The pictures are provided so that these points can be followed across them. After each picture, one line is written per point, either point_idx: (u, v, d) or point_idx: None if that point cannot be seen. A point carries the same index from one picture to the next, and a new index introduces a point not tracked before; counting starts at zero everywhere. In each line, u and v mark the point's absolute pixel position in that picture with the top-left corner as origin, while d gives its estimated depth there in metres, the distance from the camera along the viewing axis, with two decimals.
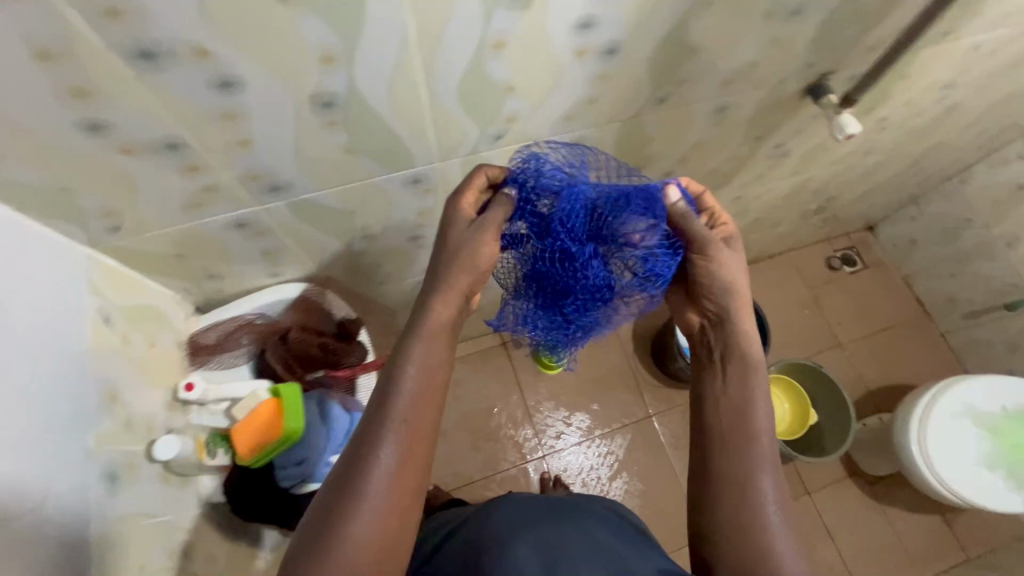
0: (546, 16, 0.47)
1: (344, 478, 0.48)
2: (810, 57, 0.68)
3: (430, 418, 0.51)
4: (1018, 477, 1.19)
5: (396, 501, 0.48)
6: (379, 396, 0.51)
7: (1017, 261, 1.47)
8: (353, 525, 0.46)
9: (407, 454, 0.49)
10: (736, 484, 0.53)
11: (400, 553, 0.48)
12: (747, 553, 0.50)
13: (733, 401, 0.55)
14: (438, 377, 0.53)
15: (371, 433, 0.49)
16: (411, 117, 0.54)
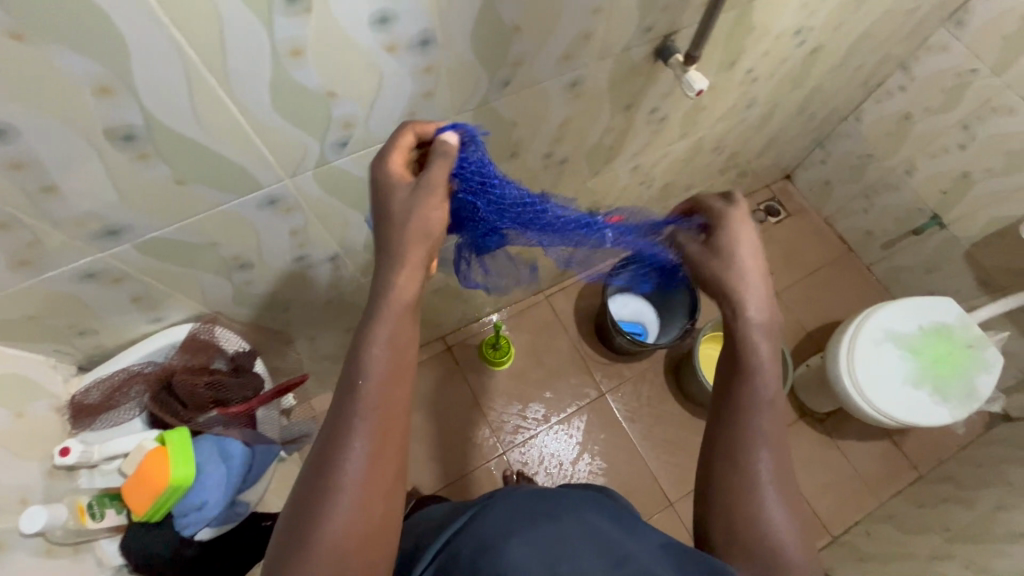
0: (334, 17, 0.47)
1: (320, 472, 0.47)
2: (641, 22, 0.70)
3: (400, 407, 0.50)
4: (940, 389, 1.26)
5: (375, 494, 0.47)
6: (347, 390, 0.49)
7: (917, 186, 1.54)
8: (331, 517, 0.46)
9: (380, 445, 0.48)
10: (735, 452, 0.55)
11: (384, 538, 0.48)
12: (738, 518, 0.53)
13: (731, 371, 0.57)
14: (405, 363, 0.51)
15: (341, 423, 0.48)
16: (232, 136, 0.53)
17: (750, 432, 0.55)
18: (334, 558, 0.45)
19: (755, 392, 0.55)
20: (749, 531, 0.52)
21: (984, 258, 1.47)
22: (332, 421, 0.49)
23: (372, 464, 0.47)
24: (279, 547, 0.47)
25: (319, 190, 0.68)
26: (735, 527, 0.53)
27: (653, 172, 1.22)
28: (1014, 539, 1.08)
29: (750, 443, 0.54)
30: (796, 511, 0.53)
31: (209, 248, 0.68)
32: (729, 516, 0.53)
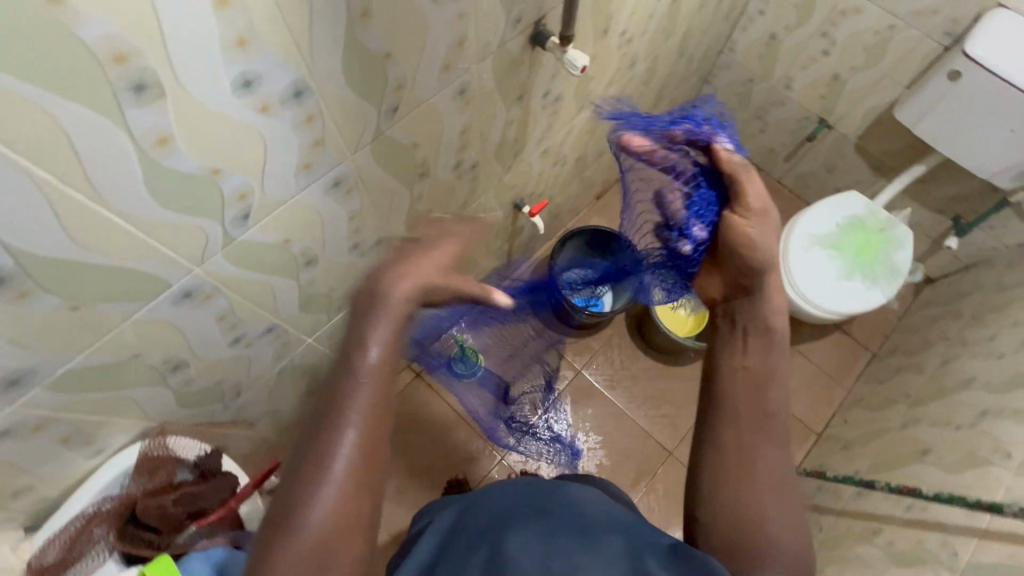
0: (192, 94, 0.44)
1: (309, 463, 0.51)
2: (508, 15, 0.70)
3: (387, 407, 0.54)
4: (869, 274, 1.36)
5: (358, 486, 0.51)
6: (339, 388, 0.53)
7: (798, 97, 1.65)
8: (316, 503, 0.49)
9: (366, 441, 0.52)
10: (739, 445, 0.58)
11: (365, 522, 0.52)
12: (735, 507, 0.56)
13: (750, 369, 0.60)
14: (391, 365, 0.54)
15: (328, 418, 0.52)
16: (121, 244, 0.49)
17: (755, 433, 0.58)
18: (317, 543, 0.49)
19: (770, 399, 0.59)
20: (750, 524, 0.55)
21: (872, 146, 1.59)
22: (324, 415, 0.52)
23: (357, 458, 0.51)
24: (265, 531, 0.50)
25: (234, 268, 0.64)
26: (732, 504, 0.56)
27: (563, 150, 1.24)
28: (965, 387, 1.19)
29: (761, 443, 0.58)
30: (798, 525, 0.56)
31: (133, 361, 0.63)
32: (719, 501, 0.57)
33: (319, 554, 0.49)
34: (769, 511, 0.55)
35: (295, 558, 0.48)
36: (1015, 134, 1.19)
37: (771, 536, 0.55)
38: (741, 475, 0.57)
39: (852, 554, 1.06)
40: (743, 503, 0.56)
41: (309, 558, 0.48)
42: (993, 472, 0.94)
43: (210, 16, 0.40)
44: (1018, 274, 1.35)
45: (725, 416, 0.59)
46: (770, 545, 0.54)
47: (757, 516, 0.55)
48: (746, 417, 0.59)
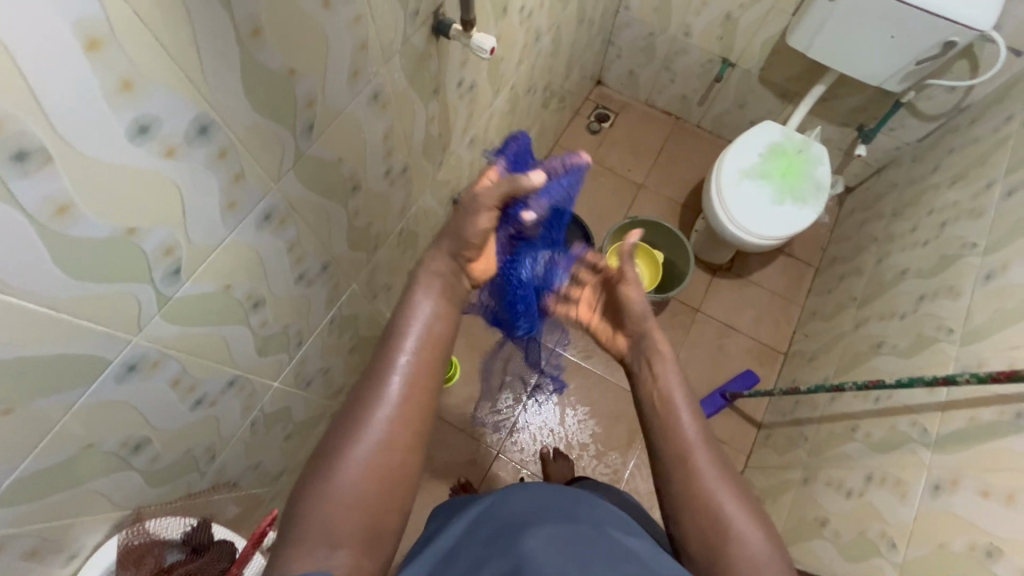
0: (83, 152, 0.40)
1: (351, 421, 0.55)
2: (404, 10, 0.67)
3: (432, 371, 0.59)
4: (797, 195, 1.44)
5: (398, 444, 0.54)
6: (384, 355, 0.58)
7: (698, 42, 1.71)
8: (354, 454, 0.53)
9: (407, 403, 0.56)
10: (673, 435, 0.64)
11: (397, 485, 0.54)
12: (686, 480, 0.61)
13: (652, 368, 0.68)
14: (435, 333, 0.61)
15: (371, 380, 0.57)
16: (41, 330, 0.45)
17: (679, 432, 0.64)
18: (349, 493, 0.51)
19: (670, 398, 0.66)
20: (709, 523, 0.59)
21: (774, 76, 1.67)
22: (367, 379, 0.57)
23: (398, 418, 0.55)
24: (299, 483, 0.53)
25: (177, 327, 0.60)
26: (687, 491, 0.61)
27: (489, 136, 1.23)
28: (901, 278, 1.29)
29: (688, 441, 0.63)
30: (754, 511, 0.60)
31: (87, 453, 0.58)
32: (686, 500, 0.60)
33: (354, 503, 0.51)
34: (718, 490, 0.60)
35: (328, 507, 0.50)
36: (895, 39, 1.28)
37: (730, 527, 0.58)
38: (685, 475, 0.61)
39: (838, 455, 1.13)
40: (690, 487, 0.61)
41: (344, 505, 0.51)
42: (942, 348, 1.02)
43: (84, 62, 0.37)
44: (923, 167, 1.46)
45: (655, 431, 0.65)
46: (734, 536, 0.57)
47: (711, 495, 0.60)
48: (662, 422, 0.65)
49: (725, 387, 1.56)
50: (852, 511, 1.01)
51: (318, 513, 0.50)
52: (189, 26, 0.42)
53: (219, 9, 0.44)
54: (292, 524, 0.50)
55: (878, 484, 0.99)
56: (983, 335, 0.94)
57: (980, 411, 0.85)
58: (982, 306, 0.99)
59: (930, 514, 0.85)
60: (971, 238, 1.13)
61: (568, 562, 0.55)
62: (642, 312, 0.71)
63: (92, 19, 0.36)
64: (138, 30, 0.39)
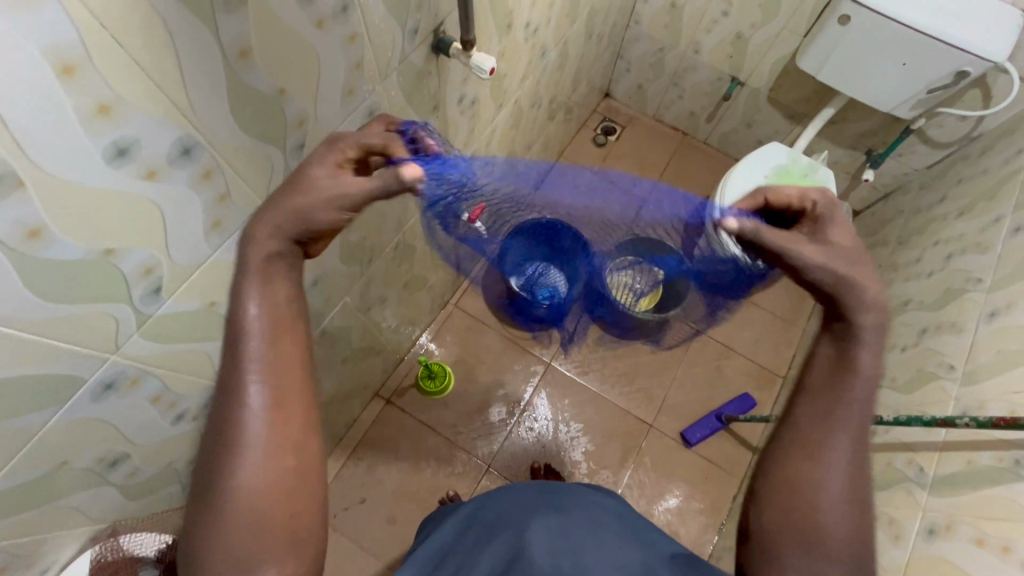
0: (55, 174, 0.39)
1: (221, 435, 0.48)
2: (404, 27, 0.66)
3: (292, 361, 0.50)
4: None
5: (280, 449, 0.48)
6: (230, 375, 0.48)
7: (708, 59, 1.69)
8: (238, 474, 0.46)
9: (274, 390, 0.49)
10: (817, 430, 0.51)
11: (291, 481, 0.48)
12: (802, 481, 0.50)
13: (831, 355, 0.53)
14: (289, 321, 0.51)
15: (226, 390, 0.48)
16: (15, 352, 0.44)
17: (833, 431, 0.50)
18: (248, 514, 0.46)
19: (845, 385, 0.51)
20: (802, 511, 0.49)
21: (783, 96, 1.65)
22: (222, 391, 0.48)
23: (273, 421, 0.48)
24: (191, 516, 0.47)
25: (157, 344, 0.59)
26: (794, 493, 0.50)
27: (490, 150, 1.21)
28: (903, 309, 1.27)
29: (838, 426, 0.50)
30: (859, 511, 0.49)
31: (60, 470, 0.57)
32: (789, 491, 0.50)
33: (254, 518, 0.46)
34: (833, 511, 0.49)
35: (231, 532, 0.45)
36: (907, 66, 1.26)
37: (821, 520, 0.49)
38: (811, 470, 0.50)
39: None
40: (807, 497, 0.49)
41: (245, 529, 0.45)
42: (942, 386, 1.00)
43: (59, 87, 0.36)
44: (931, 195, 1.44)
45: (805, 396, 0.53)
46: (820, 530, 0.48)
47: (824, 511, 0.49)
48: (819, 397, 0.52)
49: (721, 409, 1.54)
50: None
51: (220, 543, 0.45)
52: (172, 52, 0.41)
53: (203, 32, 0.43)
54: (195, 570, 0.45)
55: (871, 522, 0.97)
56: (984, 376, 0.92)
57: (977, 455, 0.83)
58: (984, 345, 0.97)
59: (921, 558, 0.84)
60: (976, 272, 1.11)
61: (562, 556, 0.55)
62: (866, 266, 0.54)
63: (67, 45, 0.35)
64: (116, 53, 0.38)
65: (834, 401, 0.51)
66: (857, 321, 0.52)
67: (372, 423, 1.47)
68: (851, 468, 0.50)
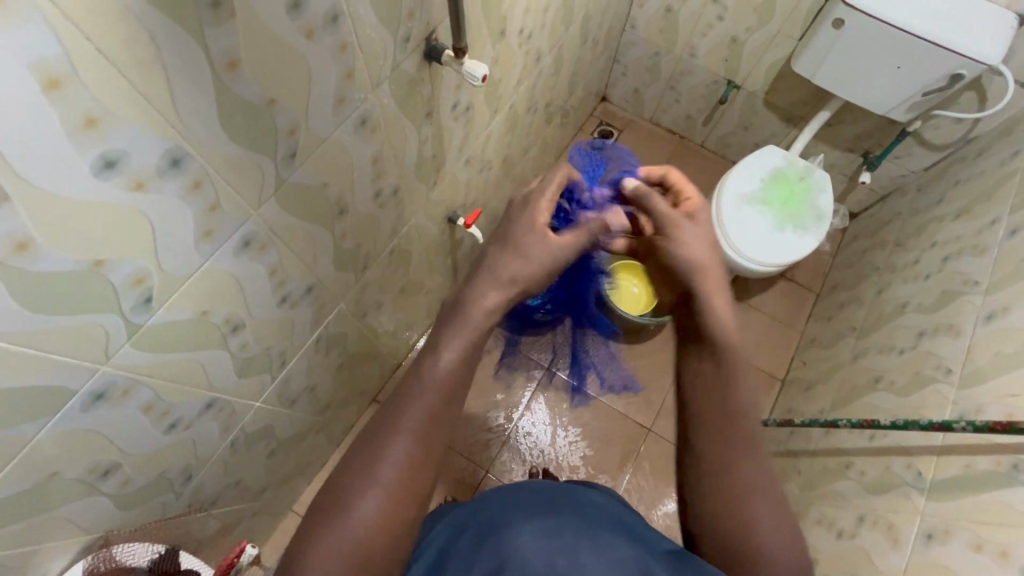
0: (41, 188, 0.39)
1: (361, 466, 0.53)
2: (395, 36, 0.67)
3: (447, 424, 0.57)
4: (796, 221, 1.42)
5: (404, 500, 0.53)
6: (393, 417, 0.55)
7: (703, 63, 1.70)
8: (368, 502, 0.52)
9: (423, 441, 0.55)
10: (717, 459, 0.61)
11: (404, 529, 0.53)
12: (725, 510, 0.59)
13: (712, 383, 0.63)
14: (455, 385, 0.58)
15: (391, 423, 0.55)
16: (4, 363, 0.44)
17: (729, 452, 0.61)
18: (361, 539, 0.51)
19: (731, 402, 0.62)
20: (738, 535, 0.58)
21: (779, 99, 1.66)
22: (385, 422, 0.55)
23: (405, 465, 0.54)
24: (311, 514, 0.53)
25: (148, 354, 0.59)
26: (721, 523, 0.59)
27: (485, 156, 1.22)
28: (901, 311, 1.26)
29: (729, 449, 0.61)
30: (777, 514, 0.59)
31: (51, 481, 0.57)
32: (715, 519, 0.60)
33: (362, 543, 0.51)
34: (759, 522, 0.58)
35: (336, 548, 0.50)
36: (901, 70, 1.26)
37: (756, 543, 0.57)
38: (727, 494, 0.60)
39: (832, 492, 1.11)
40: (733, 520, 0.58)
41: (349, 558, 0.50)
42: (940, 389, 1.00)
43: (44, 102, 0.36)
44: (928, 197, 1.44)
45: (698, 433, 0.63)
46: (757, 549, 0.57)
47: (754, 530, 0.58)
48: (710, 428, 0.62)
49: None
50: (843, 553, 0.99)
51: (323, 555, 0.50)
52: (159, 64, 0.42)
53: (190, 44, 0.43)
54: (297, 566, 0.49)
55: (870, 527, 0.96)
56: (982, 379, 0.92)
57: (975, 459, 0.83)
58: (982, 348, 0.96)
59: (920, 563, 0.83)
60: (974, 275, 1.11)
61: (556, 557, 0.54)
62: (706, 260, 0.66)
63: (51, 59, 0.35)
64: (102, 67, 0.38)
65: (727, 419, 0.62)
66: (727, 332, 0.64)
67: None
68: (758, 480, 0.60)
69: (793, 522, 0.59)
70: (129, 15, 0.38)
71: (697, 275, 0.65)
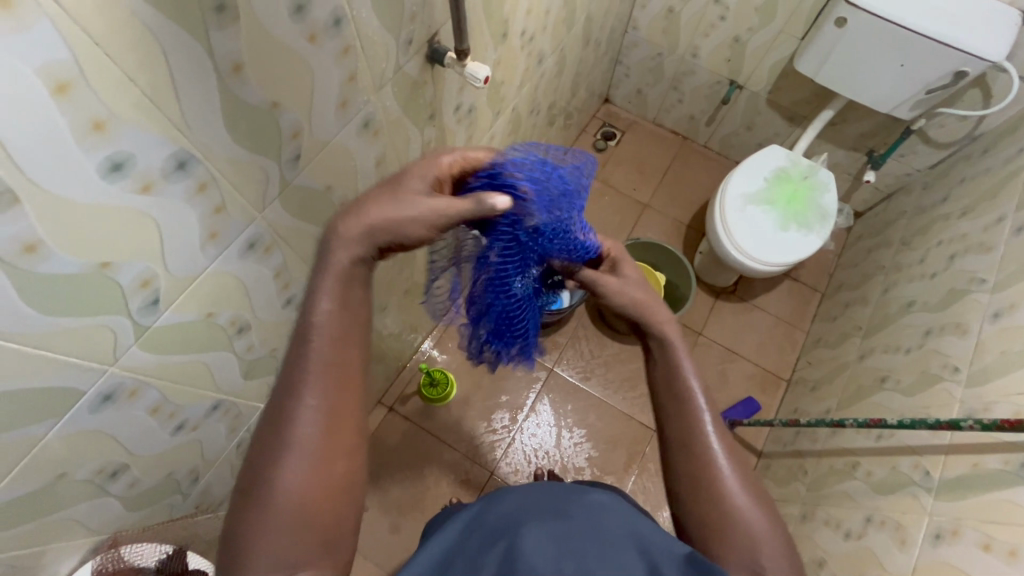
0: (50, 191, 0.39)
1: (274, 432, 0.50)
2: (398, 39, 0.67)
3: (355, 374, 0.53)
4: (802, 221, 1.41)
5: (331, 452, 0.50)
6: (293, 378, 0.51)
7: (706, 63, 1.70)
8: (288, 472, 0.49)
9: (332, 398, 0.51)
10: (683, 439, 0.62)
11: (339, 492, 0.50)
12: (701, 491, 0.59)
13: (666, 367, 0.65)
14: (356, 333, 0.54)
15: (290, 389, 0.51)
16: (15, 364, 0.45)
17: (694, 431, 0.61)
18: (293, 512, 0.48)
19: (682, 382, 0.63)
20: (716, 513, 0.58)
21: (782, 99, 1.65)
22: (283, 387, 0.51)
23: (322, 426, 0.50)
24: (236, 505, 0.49)
25: (155, 356, 0.59)
26: (704, 504, 0.59)
27: None
28: (906, 311, 1.26)
29: (693, 429, 0.62)
30: (752, 488, 0.59)
31: (60, 481, 0.58)
32: (693, 497, 0.60)
33: (297, 515, 0.48)
34: (736, 497, 0.58)
35: (270, 529, 0.47)
36: (905, 68, 1.26)
37: (739, 519, 0.57)
38: (702, 471, 0.60)
39: (839, 492, 1.10)
40: (709, 499, 0.58)
41: (290, 525, 0.47)
42: (947, 388, 0.99)
43: (53, 106, 0.36)
44: (933, 196, 1.43)
45: (661, 414, 0.64)
46: (744, 525, 0.57)
47: (731, 507, 0.58)
48: (672, 406, 0.63)
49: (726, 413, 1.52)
50: (850, 553, 0.98)
51: (259, 539, 0.47)
52: (166, 68, 0.42)
53: (196, 48, 0.43)
54: (238, 558, 0.47)
55: (878, 527, 0.96)
56: (989, 377, 0.91)
57: (984, 458, 0.82)
58: (989, 346, 0.96)
59: (928, 563, 0.82)
60: (979, 272, 1.10)
61: (566, 562, 0.54)
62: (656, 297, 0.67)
63: (60, 63, 0.35)
64: (110, 71, 0.39)
65: (681, 400, 0.63)
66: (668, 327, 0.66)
67: (375, 431, 1.47)
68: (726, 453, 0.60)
69: (767, 496, 0.60)
70: (134, 18, 0.38)
71: (650, 310, 0.67)
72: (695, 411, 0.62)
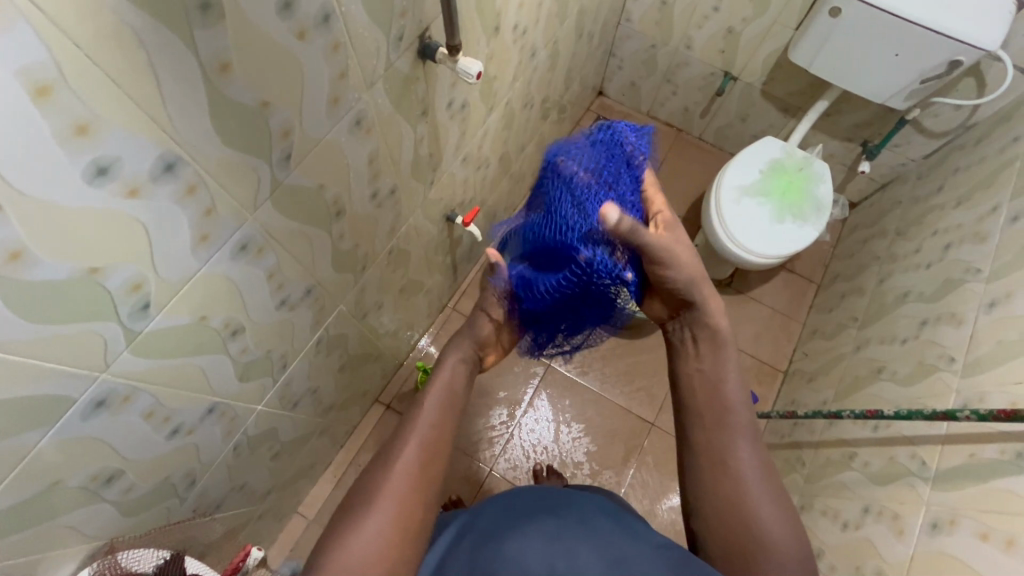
0: (33, 198, 0.38)
1: (374, 479, 0.59)
2: (387, 34, 0.66)
3: (446, 440, 0.64)
4: (796, 212, 1.41)
5: (417, 494, 0.59)
6: (404, 429, 0.64)
7: (700, 55, 1.69)
8: (380, 507, 0.56)
9: (428, 455, 0.62)
10: (718, 456, 0.65)
11: (415, 536, 0.57)
12: (729, 507, 0.63)
13: (708, 377, 0.69)
14: (451, 403, 0.68)
15: (396, 439, 0.63)
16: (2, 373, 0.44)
17: (732, 449, 0.65)
18: (376, 542, 0.54)
19: (723, 396, 0.68)
20: (742, 528, 0.61)
21: (777, 90, 1.65)
22: (391, 441, 0.63)
23: (416, 475, 0.60)
24: (327, 534, 0.56)
25: (146, 361, 0.59)
26: (727, 518, 0.62)
27: (482, 153, 1.21)
28: (902, 301, 1.26)
29: (728, 447, 0.65)
30: (783, 506, 0.63)
31: (54, 489, 0.57)
32: (719, 514, 0.63)
33: (382, 545, 0.54)
34: (764, 514, 0.62)
35: (353, 557, 0.53)
36: (900, 57, 1.26)
37: (765, 532, 0.61)
38: (731, 485, 0.64)
39: (837, 483, 1.11)
40: (737, 516, 0.62)
41: (373, 554, 0.53)
42: (943, 378, 0.99)
43: (34, 110, 0.35)
44: (928, 185, 1.43)
45: (696, 430, 0.68)
46: (765, 540, 0.60)
47: (758, 522, 0.61)
48: (712, 423, 0.67)
49: None
50: (848, 544, 0.99)
51: (344, 561, 0.53)
52: (149, 67, 0.41)
53: (179, 46, 0.42)
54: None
55: (875, 517, 0.96)
56: (985, 367, 0.92)
57: (980, 448, 0.83)
58: (984, 335, 0.96)
59: (925, 553, 0.83)
60: (974, 262, 1.10)
61: (556, 562, 0.54)
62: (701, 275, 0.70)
63: (39, 66, 0.34)
64: (91, 72, 0.38)
65: (723, 419, 0.67)
66: (719, 327, 0.71)
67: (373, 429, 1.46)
68: (760, 470, 0.65)
69: (793, 513, 0.63)
70: (113, 18, 0.37)
71: (698, 289, 0.70)
72: (734, 430, 0.66)
